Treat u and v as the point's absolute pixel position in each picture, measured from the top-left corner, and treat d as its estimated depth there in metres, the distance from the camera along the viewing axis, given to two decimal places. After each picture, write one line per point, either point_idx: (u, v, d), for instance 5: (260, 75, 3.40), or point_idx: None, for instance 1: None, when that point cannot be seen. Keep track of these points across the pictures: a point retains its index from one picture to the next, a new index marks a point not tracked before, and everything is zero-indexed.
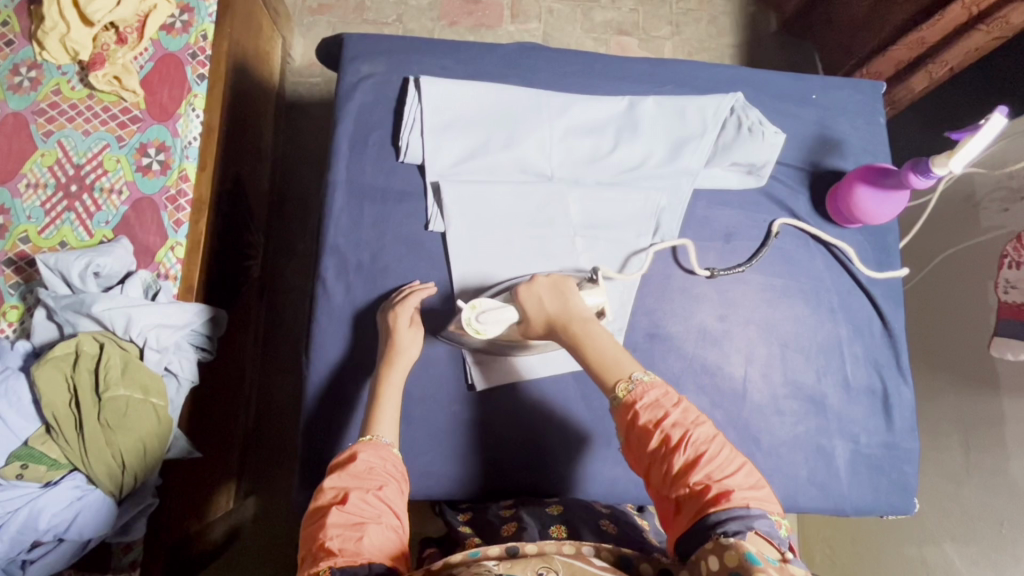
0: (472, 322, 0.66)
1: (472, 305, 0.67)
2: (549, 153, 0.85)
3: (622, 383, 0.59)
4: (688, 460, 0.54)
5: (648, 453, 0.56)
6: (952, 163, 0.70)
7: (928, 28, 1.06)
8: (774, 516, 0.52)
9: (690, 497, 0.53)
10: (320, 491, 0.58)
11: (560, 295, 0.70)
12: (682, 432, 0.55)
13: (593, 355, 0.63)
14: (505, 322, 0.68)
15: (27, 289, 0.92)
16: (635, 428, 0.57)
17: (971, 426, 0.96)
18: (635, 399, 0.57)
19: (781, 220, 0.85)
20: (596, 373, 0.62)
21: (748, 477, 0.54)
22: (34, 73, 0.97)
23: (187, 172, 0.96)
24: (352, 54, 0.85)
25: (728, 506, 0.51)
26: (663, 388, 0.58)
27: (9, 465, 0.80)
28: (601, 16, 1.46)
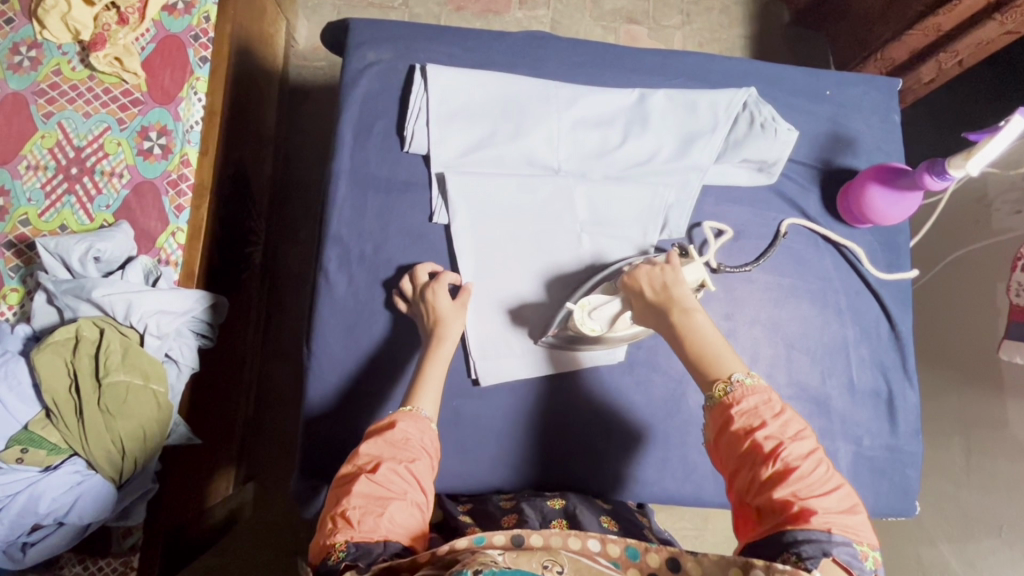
0: (585, 320, 0.73)
1: (580, 305, 0.73)
2: (556, 145, 0.83)
3: (721, 383, 0.58)
4: (777, 473, 0.53)
5: (736, 457, 0.55)
6: (968, 165, 0.70)
7: (944, 16, 1.02)
8: (861, 547, 0.51)
9: (771, 510, 0.52)
10: (357, 454, 0.59)
11: (661, 284, 0.68)
12: (775, 445, 0.54)
13: (695, 351, 0.62)
14: (617, 316, 0.73)
15: (27, 272, 0.91)
16: (726, 430, 0.56)
17: (973, 429, 0.96)
18: (733, 402, 0.56)
19: (791, 220, 0.84)
20: (696, 368, 0.61)
21: (840, 501, 0.52)
22: (34, 52, 0.95)
23: (189, 157, 0.94)
24: (358, 40, 0.84)
25: (808, 528, 0.50)
26: (764, 396, 0.56)
27: (9, 449, 0.80)
28: (610, 4, 1.43)
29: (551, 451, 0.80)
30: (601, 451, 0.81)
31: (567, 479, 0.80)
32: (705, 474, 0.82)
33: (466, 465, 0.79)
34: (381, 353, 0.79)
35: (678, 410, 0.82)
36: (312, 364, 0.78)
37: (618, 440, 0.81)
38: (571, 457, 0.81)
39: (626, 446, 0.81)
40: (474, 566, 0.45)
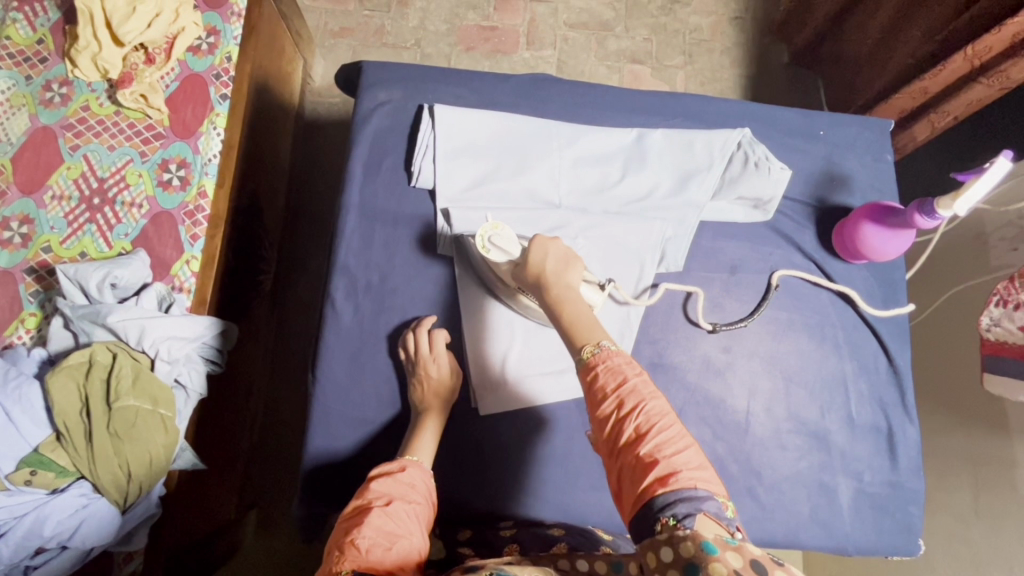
0: (484, 240, 0.75)
1: (490, 224, 0.75)
2: (557, 182, 0.86)
3: (589, 346, 0.61)
4: (638, 429, 0.55)
5: (604, 419, 0.58)
6: (956, 205, 0.72)
7: (929, 79, 1.05)
8: (722, 499, 0.52)
9: (635, 470, 0.54)
10: (365, 490, 0.63)
11: (565, 262, 0.69)
12: (638, 403, 0.57)
13: (567, 318, 0.64)
14: (508, 255, 0.75)
15: (46, 298, 0.95)
16: (594, 391, 0.59)
17: (978, 466, 0.95)
18: (599, 362, 0.59)
19: (781, 271, 0.85)
20: (569, 333, 0.64)
21: (695, 455, 0.55)
22: (65, 90, 1.01)
23: (206, 188, 0.98)
24: (369, 81, 0.88)
25: (676, 486, 0.52)
26: (627, 357, 0.60)
27: (18, 471, 0.82)
28: (615, 45, 1.49)
29: (550, 481, 0.81)
30: (600, 482, 0.81)
31: (565, 511, 0.80)
32: None
33: (463, 494, 0.79)
34: (383, 381, 0.81)
35: None
36: (315, 390, 0.80)
37: None
38: (570, 488, 0.81)
39: None
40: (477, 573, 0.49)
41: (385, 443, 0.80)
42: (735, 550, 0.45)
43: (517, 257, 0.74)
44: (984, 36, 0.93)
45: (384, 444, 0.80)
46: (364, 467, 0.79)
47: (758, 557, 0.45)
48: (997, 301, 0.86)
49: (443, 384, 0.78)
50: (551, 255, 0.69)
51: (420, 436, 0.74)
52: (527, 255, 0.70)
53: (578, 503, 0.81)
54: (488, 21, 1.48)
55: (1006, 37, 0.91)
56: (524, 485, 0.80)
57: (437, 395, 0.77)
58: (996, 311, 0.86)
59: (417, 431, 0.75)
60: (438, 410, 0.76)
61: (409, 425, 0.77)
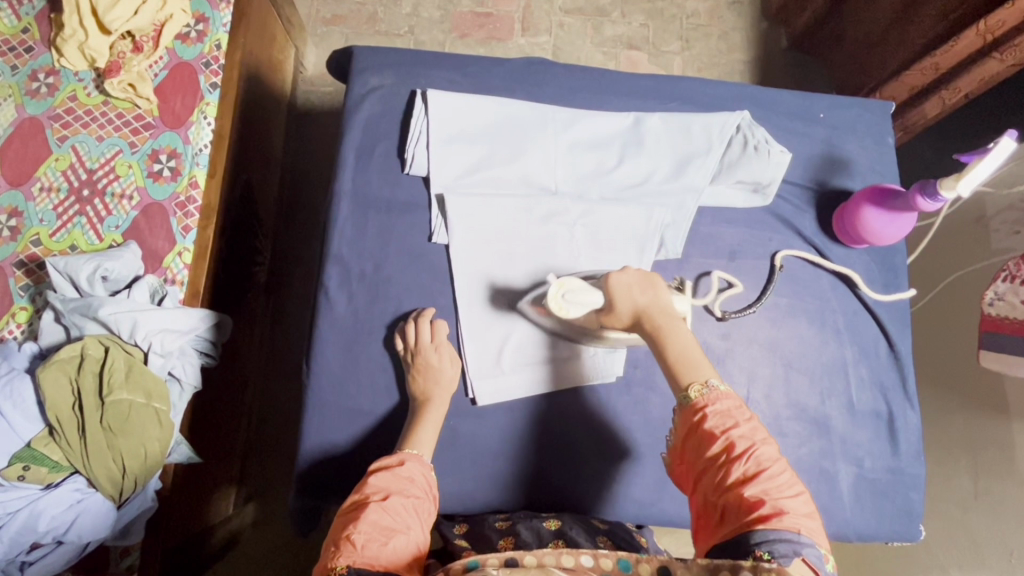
0: (558, 298, 0.72)
1: (558, 283, 0.73)
2: (553, 167, 0.85)
3: (697, 384, 0.59)
4: (747, 473, 0.54)
5: (706, 459, 0.56)
6: (959, 186, 0.70)
7: (942, 53, 1.04)
8: (823, 549, 0.51)
9: (740, 512, 0.53)
10: (364, 484, 0.62)
11: (649, 289, 0.68)
12: (747, 446, 0.55)
13: (672, 351, 0.62)
14: (589, 305, 0.71)
15: (37, 291, 0.93)
16: (699, 431, 0.57)
17: (978, 452, 0.94)
18: (706, 404, 0.57)
19: (782, 253, 0.84)
20: (671, 369, 0.61)
21: (803, 503, 0.53)
22: (51, 79, 0.99)
23: (197, 179, 0.97)
24: (361, 66, 0.86)
25: (782, 532, 0.50)
26: (736, 399, 0.58)
27: (11, 466, 0.81)
28: (611, 30, 1.46)
29: (548, 470, 0.80)
30: (598, 471, 0.81)
31: (564, 500, 0.80)
32: None
33: (460, 483, 0.79)
34: (380, 372, 0.80)
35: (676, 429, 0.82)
36: (311, 382, 0.79)
37: (616, 460, 0.81)
38: (569, 478, 0.80)
39: (624, 469, 0.81)
40: None
41: (382, 434, 0.79)
42: None
43: (601, 306, 0.70)
44: (999, 9, 0.92)
45: (380, 435, 0.79)
46: (361, 458, 0.79)
47: None
48: (1005, 276, 0.90)
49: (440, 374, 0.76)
50: (637, 288, 0.67)
51: (420, 425, 0.73)
52: (611, 292, 0.68)
53: (577, 492, 0.80)
54: (483, 7, 1.45)
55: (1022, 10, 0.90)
56: (522, 474, 0.80)
57: (434, 384, 0.76)
58: (1003, 286, 0.90)
59: (417, 420, 0.74)
60: (437, 399, 0.75)
61: (409, 417, 0.75)
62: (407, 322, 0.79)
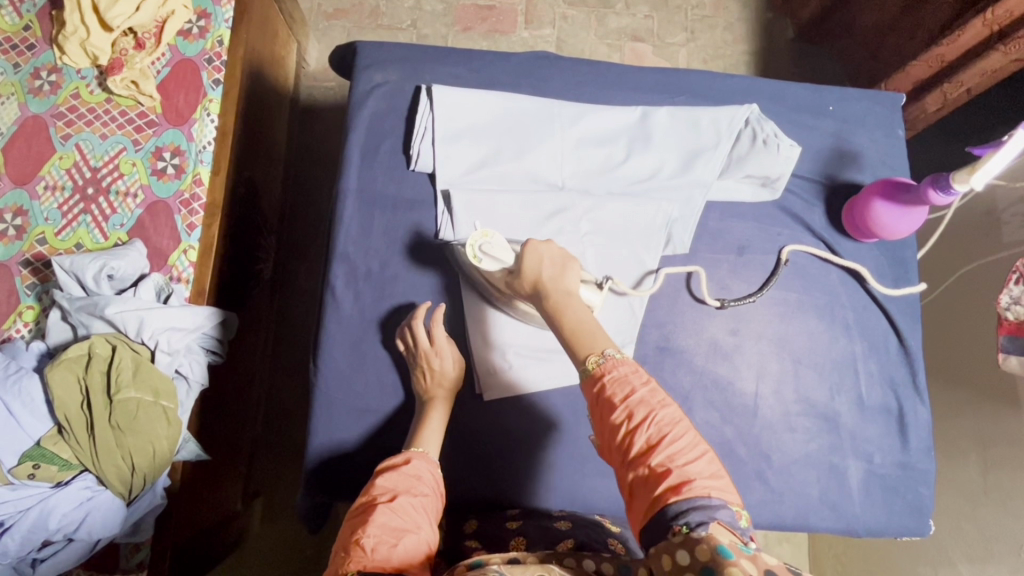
0: (472, 246, 0.74)
1: (478, 232, 0.75)
2: (560, 163, 0.84)
3: (593, 356, 0.58)
4: (647, 440, 0.53)
5: (611, 431, 0.55)
6: (972, 180, 0.69)
7: (947, 44, 1.04)
8: (735, 507, 0.50)
9: (648, 481, 0.52)
10: (370, 487, 0.62)
11: (560, 263, 0.68)
12: (647, 413, 0.54)
13: (569, 324, 0.62)
14: (501, 260, 0.74)
15: (43, 290, 0.93)
16: (601, 404, 0.56)
17: (988, 446, 0.94)
18: (605, 374, 0.56)
19: (789, 246, 0.84)
20: (569, 346, 0.61)
21: (709, 464, 0.52)
22: (54, 77, 0.99)
23: (201, 176, 0.96)
24: (365, 62, 0.86)
25: (689, 495, 0.50)
26: (634, 365, 0.57)
27: (21, 465, 0.81)
28: (615, 22, 1.45)
29: (556, 467, 0.80)
30: (606, 467, 0.81)
31: (573, 496, 0.80)
32: None
33: (469, 480, 0.79)
34: (387, 370, 0.80)
35: None
36: (318, 379, 0.79)
37: None
38: (578, 474, 0.80)
39: None
40: None
41: (390, 432, 0.79)
42: (750, 558, 0.45)
43: (510, 264, 0.73)
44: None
45: (388, 433, 0.79)
46: (369, 455, 0.79)
47: (772, 566, 0.45)
48: (1016, 280, 0.91)
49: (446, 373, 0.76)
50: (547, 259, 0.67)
51: (427, 423, 0.73)
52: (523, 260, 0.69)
53: (585, 489, 0.80)
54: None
55: None
56: (530, 471, 0.80)
57: (439, 382, 0.76)
58: (1016, 290, 0.90)
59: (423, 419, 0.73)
60: (441, 399, 0.75)
61: (416, 417, 0.75)
62: (406, 325, 0.78)
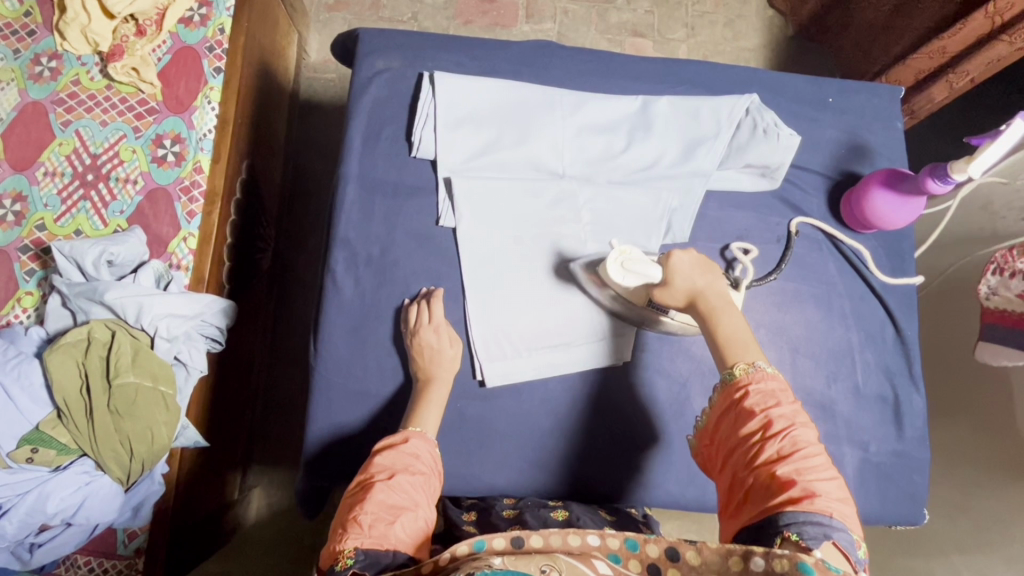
0: (617, 262, 0.73)
1: (620, 249, 0.74)
2: (560, 151, 0.84)
3: (742, 363, 0.60)
4: (781, 452, 0.55)
5: (743, 435, 0.57)
6: (969, 169, 0.70)
7: (950, 36, 1.04)
8: (855, 535, 0.52)
9: (769, 488, 0.54)
10: (368, 465, 0.62)
11: (708, 271, 0.68)
12: (785, 426, 0.56)
13: (722, 330, 0.64)
14: (647, 278, 0.72)
15: (43, 276, 0.93)
16: (739, 408, 0.58)
17: (981, 437, 0.95)
18: (749, 382, 0.59)
19: (799, 219, 0.85)
20: (721, 350, 0.63)
21: (838, 488, 0.54)
22: (54, 63, 0.98)
23: (201, 164, 0.96)
24: (367, 49, 0.86)
25: (809, 510, 0.51)
26: (782, 383, 0.59)
27: (20, 448, 0.81)
28: (615, 17, 1.45)
29: (554, 453, 0.81)
30: (604, 453, 0.81)
31: (571, 482, 0.80)
32: (711, 478, 0.81)
33: (467, 466, 0.79)
34: (387, 356, 0.80)
35: (683, 414, 0.82)
36: (318, 364, 0.79)
37: (623, 441, 0.81)
38: (576, 460, 0.81)
39: (630, 451, 0.81)
40: (468, 570, 0.46)
41: (389, 417, 0.79)
42: None
43: (659, 280, 0.70)
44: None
45: (386, 418, 0.79)
46: (368, 441, 0.79)
47: None
48: (994, 268, 0.83)
49: (444, 359, 0.76)
50: (696, 270, 0.68)
51: (424, 405, 0.73)
52: (669, 272, 0.68)
53: (584, 475, 0.81)
54: None
55: None
56: (529, 457, 0.80)
57: (438, 366, 0.76)
58: (994, 278, 0.83)
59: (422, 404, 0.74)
60: (439, 379, 0.75)
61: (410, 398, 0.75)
62: (413, 304, 0.79)
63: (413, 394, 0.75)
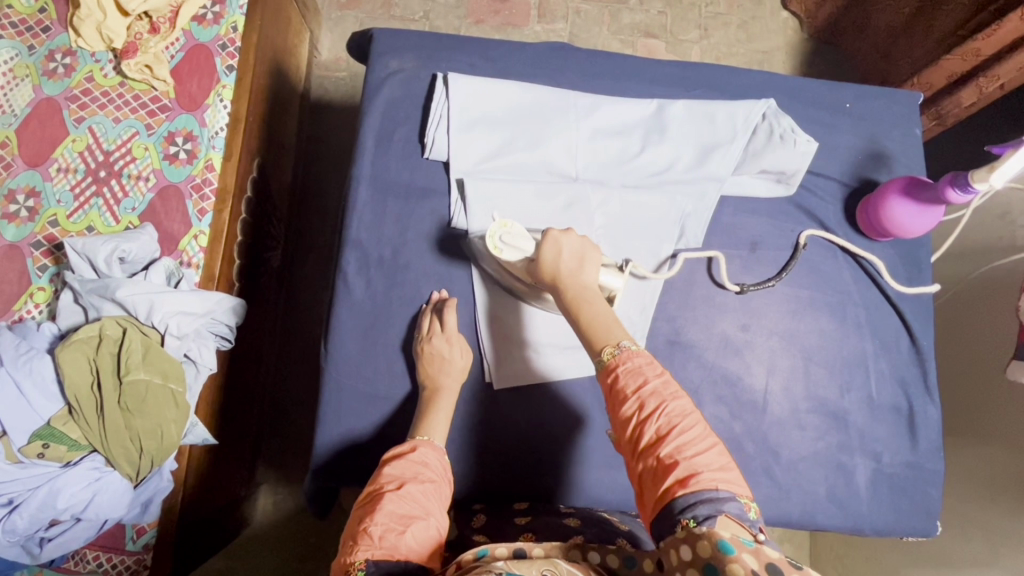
0: (495, 237, 0.73)
1: (501, 223, 0.73)
2: (574, 154, 0.84)
3: (608, 348, 0.60)
4: (658, 431, 0.55)
5: (623, 419, 0.57)
6: (991, 178, 0.69)
7: (983, 39, 1.01)
8: (744, 499, 0.51)
9: (657, 473, 0.53)
10: (378, 475, 0.62)
11: (580, 256, 0.69)
12: (659, 403, 0.56)
13: (585, 317, 0.64)
14: (523, 252, 0.72)
15: (55, 272, 0.94)
16: (614, 396, 0.58)
17: (995, 449, 0.93)
18: (618, 366, 0.58)
19: (809, 232, 0.84)
20: (586, 337, 0.63)
21: (718, 456, 0.54)
22: (68, 60, 0.99)
23: (213, 162, 0.97)
24: (381, 49, 0.85)
25: (695, 488, 0.51)
26: (648, 358, 0.59)
27: (31, 444, 0.82)
28: (628, 18, 1.44)
29: (564, 458, 0.80)
30: (614, 459, 0.81)
31: (579, 488, 0.80)
32: None
33: (476, 470, 0.79)
34: (397, 358, 0.80)
35: None
36: (328, 364, 0.79)
37: None
38: (585, 465, 0.80)
39: None
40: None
41: (398, 419, 0.79)
42: (752, 552, 0.45)
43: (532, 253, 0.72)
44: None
45: (395, 420, 0.79)
46: (377, 442, 0.79)
47: (773, 559, 0.44)
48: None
49: (453, 363, 0.76)
50: (564, 251, 0.68)
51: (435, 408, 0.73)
52: (542, 250, 0.69)
53: (594, 482, 0.80)
54: None
55: None
56: (538, 462, 0.80)
57: (446, 369, 0.76)
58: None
59: (431, 409, 0.74)
60: (448, 383, 0.75)
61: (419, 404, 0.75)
62: (426, 313, 0.79)
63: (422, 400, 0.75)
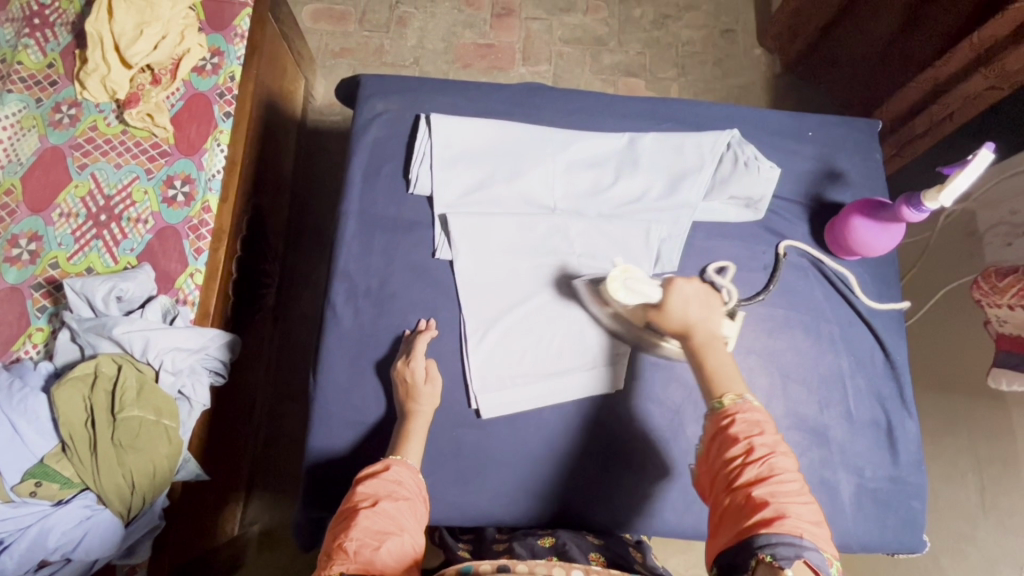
0: (619, 282, 0.76)
1: (621, 268, 0.76)
2: (551, 185, 0.88)
3: (731, 395, 0.62)
4: (759, 476, 0.56)
5: (726, 461, 0.59)
6: (941, 198, 0.72)
7: (940, 65, 1.04)
8: (827, 554, 0.52)
9: (744, 511, 0.55)
10: (353, 493, 0.63)
11: (706, 307, 0.70)
12: (766, 453, 0.58)
13: (710, 366, 0.66)
14: (646, 298, 0.74)
15: (54, 312, 0.96)
16: (723, 435, 0.60)
17: (980, 463, 0.94)
18: (736, 411, 0.61)
19: (787, 242, 0.87)
20: (705, 380, 0.65)
21: (814, 511, 0.55)
22: (73, 111, 1.04)
23: (210, 203, 1.01)
24: (368, 93, 0.91)
25: (782, 530, 0.52)
26: (766, 414, 0.61)
27: (24, 482, 0.82)
28: (609, 59, 1.52)
29: (550, 481, 0.81)
30: (599, 482, 0.81)
31: (566, 511, 0.81)
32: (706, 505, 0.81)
33: (464, 495, 0.79)
34: (384, 386, 0.82)
35: (677, 441, 0.82)
36: (317, 394, 0.81)
37: (617, 469, 0.82)
38: (570, 488, 0.81)
39: (626, 478, 0.82)
40: None
41: (384, 445, 0.80)
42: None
43: (656, 300, 0.73)
44: (988, 22, 0.92)
45: (382, 447, 0.80)
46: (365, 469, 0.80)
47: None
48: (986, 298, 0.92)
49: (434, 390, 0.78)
50: (693, 303, 0.70)
51: (413, 437, 0.74)
52: (668, 301, 0.71)
53: (581, 504, 0.81)
54: (484, 38, 1.51)
55: (1009, 24, 0.90)
56: (524, 487, 0.81)
57: (428, 397, 0.77)
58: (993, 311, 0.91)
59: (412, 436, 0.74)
60: (426, 413, 0.76)
61: (397, 427, 0.76)
62: (403, 348, 0.81)
63: (398, 425, 0.76)
